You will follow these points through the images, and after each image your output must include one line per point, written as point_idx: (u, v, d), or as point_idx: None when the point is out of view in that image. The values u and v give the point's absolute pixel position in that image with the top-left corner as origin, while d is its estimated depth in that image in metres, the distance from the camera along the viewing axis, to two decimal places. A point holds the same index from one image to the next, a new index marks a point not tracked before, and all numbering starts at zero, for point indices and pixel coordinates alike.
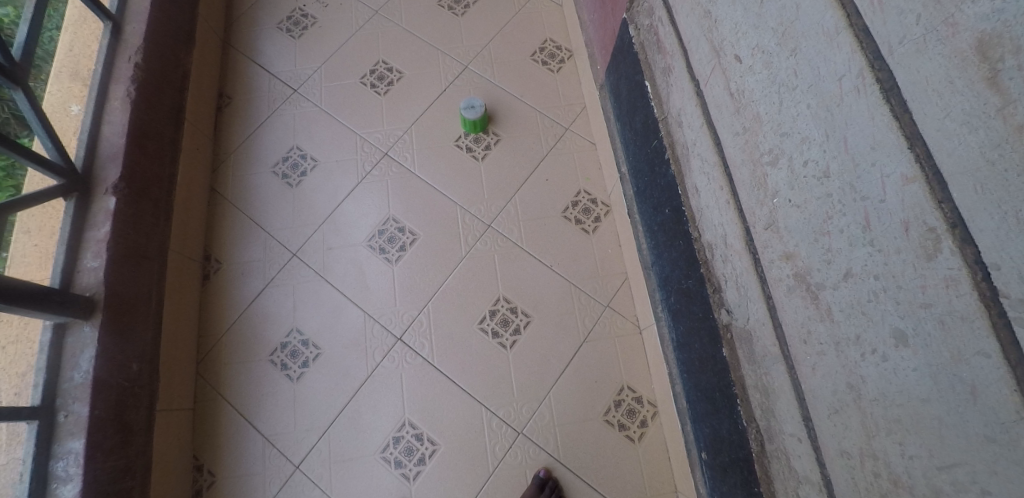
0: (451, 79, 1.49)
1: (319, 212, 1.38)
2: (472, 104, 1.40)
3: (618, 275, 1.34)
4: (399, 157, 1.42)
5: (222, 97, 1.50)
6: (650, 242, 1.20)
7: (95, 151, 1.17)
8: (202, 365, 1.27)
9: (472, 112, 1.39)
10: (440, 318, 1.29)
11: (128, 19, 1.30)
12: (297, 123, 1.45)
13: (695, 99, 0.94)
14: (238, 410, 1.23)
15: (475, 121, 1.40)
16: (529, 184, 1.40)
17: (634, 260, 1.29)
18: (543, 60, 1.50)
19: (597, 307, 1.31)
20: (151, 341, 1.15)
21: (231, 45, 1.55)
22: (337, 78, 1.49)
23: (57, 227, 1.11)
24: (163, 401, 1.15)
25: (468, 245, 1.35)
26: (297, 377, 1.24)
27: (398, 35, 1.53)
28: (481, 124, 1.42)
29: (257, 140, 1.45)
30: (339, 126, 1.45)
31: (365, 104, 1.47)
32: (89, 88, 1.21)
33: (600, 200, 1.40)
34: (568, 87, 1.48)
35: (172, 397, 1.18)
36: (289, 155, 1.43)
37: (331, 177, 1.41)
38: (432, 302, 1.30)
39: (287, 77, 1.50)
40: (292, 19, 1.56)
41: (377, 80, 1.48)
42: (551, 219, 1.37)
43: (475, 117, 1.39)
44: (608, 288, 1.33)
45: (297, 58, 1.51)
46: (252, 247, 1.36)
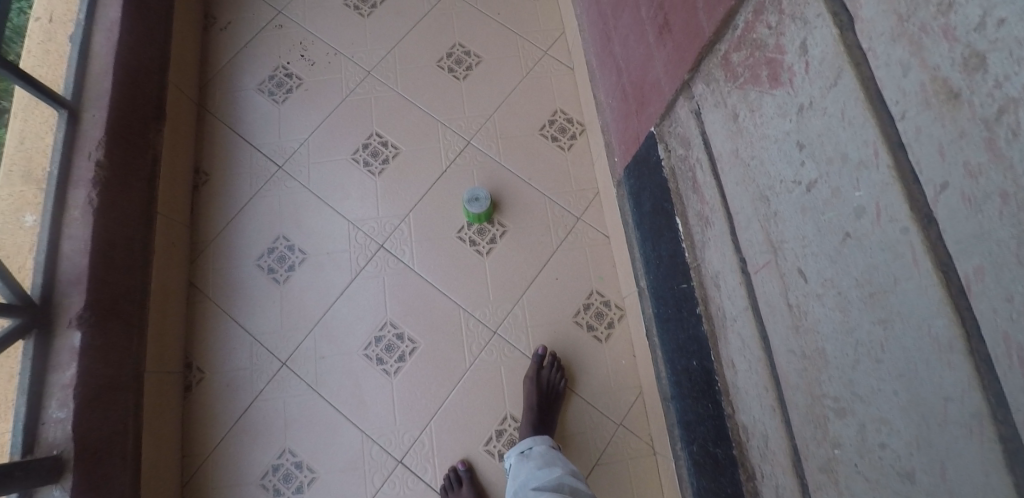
0: (452, 157, 1.35)
1: (309, 315, 1.27)
2: (475, 198, 1.28)
3: (633, 389, 1.25)
4: (395, 251, 1.30)
5: (199, 174, 1.37)
6: (670, 375, 1.10)
7: (55, 274, 1.04)
8: (187, 490, 1.20)
9: (476, 206, 1.28)
10: (444, 438, 1.20)
11: (86, 105, 1.13)
12: (282, 209, 1.33)
13: (741, 278, 0.80)
14: None
15: (480, 214, 1.28)
16: (537, 284, 1.30)
17: (650, 379, 1.20)
18: (553, 135, 1.36)
19: (611, 426, 1.23)
20: (130, 483, 1.07)
21: (207, 110, 1.41)
22: (328, 153, 1.36)
23: (17, 369, 0.99)
24: None
25: (473, 354, 1.25)
26: None
27: (392, 103, 1.38)
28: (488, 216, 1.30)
29: (239, 227, 1.33)
30: (329, 212, 1.32)
31: (358, 185, 1.34)
32: (43, 194, 1.06)
33: (613, 303, 1.29)
34: (580, 169, 1.35)
35: None
36: (275, 246, 1.31)
37: (321, 273, 1.29)
38: (434, 421, 1.22)
39: (271, 150, 1.37)
40: (275, 79, 1.41)
41: (371, 156, 1.35)
42: (561, 326, 1.28)
43: (480, 211, 1.28)
44: (621, 403, 1.24)
45: (281, 128, 1.38)
46: (237, 353, 1.27)
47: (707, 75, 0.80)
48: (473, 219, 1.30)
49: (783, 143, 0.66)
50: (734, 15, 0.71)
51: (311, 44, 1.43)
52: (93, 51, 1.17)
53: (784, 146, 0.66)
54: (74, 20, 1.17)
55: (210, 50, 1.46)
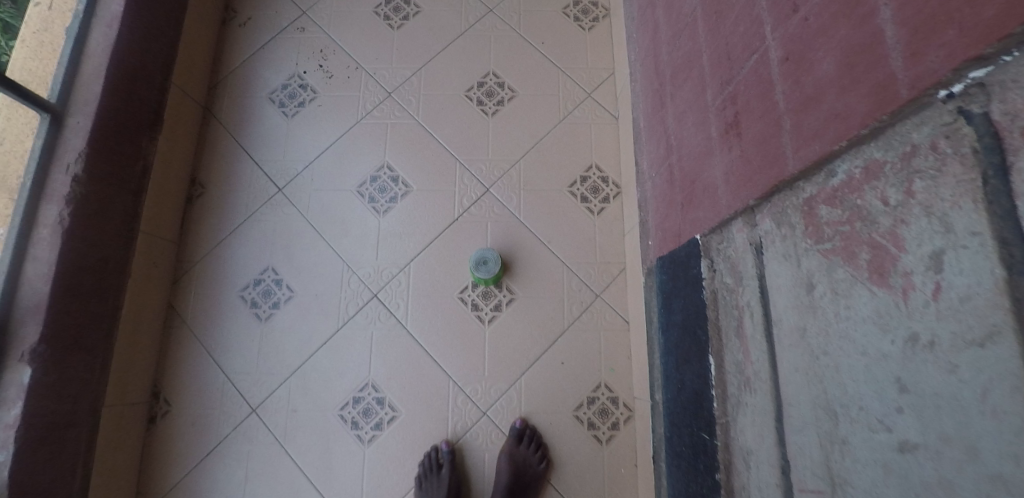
0: (466, 205, 1.21)
1: (288, 361, 1.16)
2: (484, 263, 1.14)
3: None
4: (388, 303, 1.17)
5: (194, 186, 1.27)
6: None
7: (14, 298, 0.94)
8: None
9: (484, 272, 1.14)
10: None
11: (74, 111, 1.03)
12: (276, 237, 1.22)
13: (779, 487, 0.60)
14: None
15: (488, 278, 1.14)
16: (540, 365, 1.13)
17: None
18: (582, 195, 1.20)
19: None
20: None
21: (213, 114, 1.32)
22: (331, 181, 1.24)
23: None
24: None
25: (456, 434, 1.11)
26: None
27: (410, 133, 1.26)
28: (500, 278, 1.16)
29: (229, 250, 1.23)
30: (325, 249, 1.20)
31: (359, 222, 1.21)
32: (14, 207, 0.96)
33: (621, 400, 1.12)
34: (607, 239, 1.18)
35: None
36: (263, 278, 1.20)
37: (306, 315, 1.17)
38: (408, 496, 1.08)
39: (273, 170, 1.27)
40: (288, 90, 1.32)
41: (378, 191, 1.23)
42: (559, 419, 1.11)
43: (490, 276, 1.14)
44: None
45: (287, 145, 1.28)
46: (208, 390, 1.16)
47: (780, 212, 0.60)
48: (481, 282, 1.16)
49: (871, 360, 0.46)
50: (834, 157, 0.50)
51: (331, 55, 1.33)
52: (88, 49, 1.06)
53: (871, 366, 0.46)
54: (73, 10, 1.07)
55: (225, 48, 1.36)
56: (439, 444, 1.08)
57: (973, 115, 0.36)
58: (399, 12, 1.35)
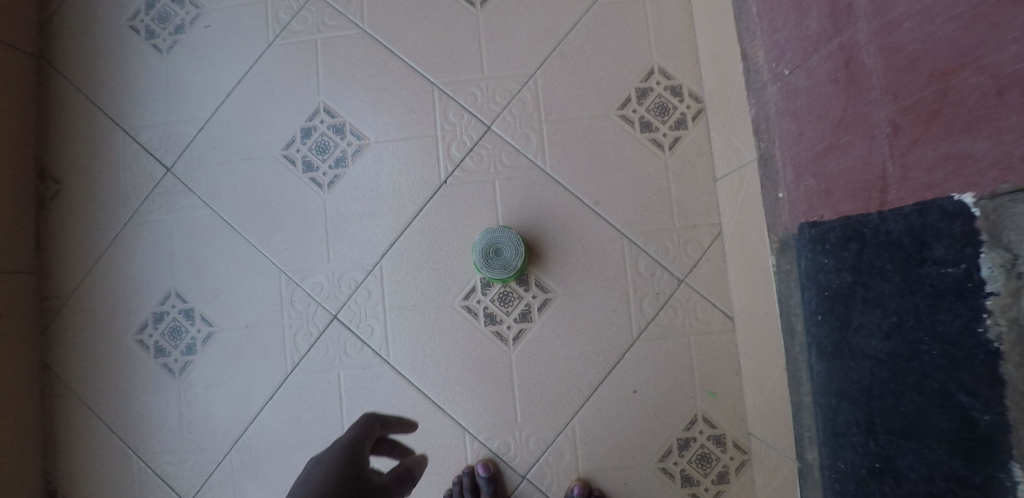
0: (458, 158, 0.75)
1: (225, 430, 0.77)
2: (498, 262, 0.70)
3: None
4: (355, 327, 0.75)
5: (44, 180, 0.83)
6: None
7: None
8: None
9: (497, 272, 0.71)
10: None
11: None
12: (175, 244, 0.80)
13: None
14: None
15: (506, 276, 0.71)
16: (601, 399, 0.73)
17: None
18: (642, 120, 0.74)
19: None
20: None
21: (52, 65, 0.85)
22: (244, 144, 0.79)
23: None
24: None
25: None
26: None
27: (355, 51, 0.79)
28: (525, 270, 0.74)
29: (111, 272, 0.81)
30: (249, 256, 0.77)
31: (295, 207, 0.77)
32: None
33: (730, 439, 0.73)
34: (689, 189, 0.73)
35: None
36: (165, 310, 0.79)
37: (237, 360, 0.77)
38: None
39: (155, 139, 0.82)
40: (158, 8, 0.84)
41: (317, 152, 0.77)
42: (638, 477, 0.72)
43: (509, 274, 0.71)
44: None
45: (169, 97, 0.82)
46: (121, 481, 0.79)
47: None
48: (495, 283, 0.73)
49: None
50: None
51: None
52: None
53: None
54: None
55: None
56: (476, 466, 0.72)
57: None
58: None
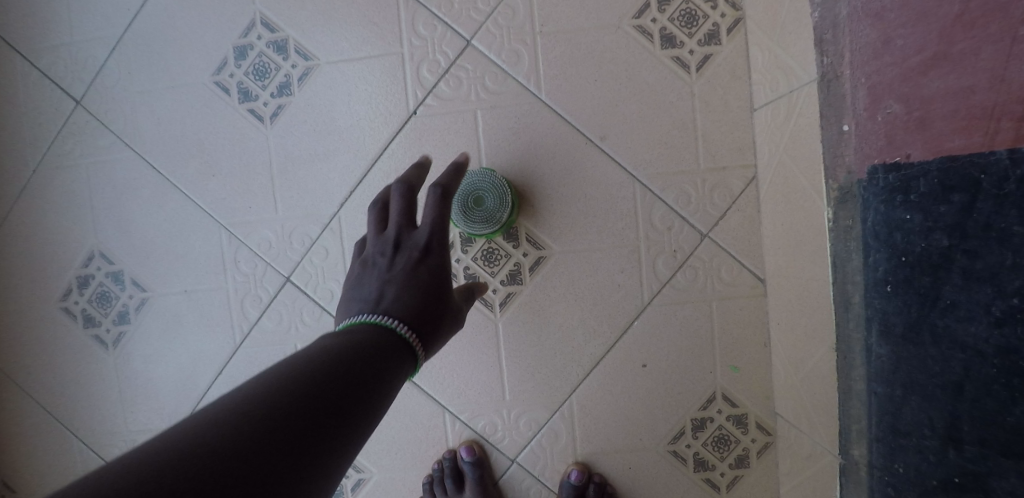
0: (430, 82, 0.60)
1: (170, 408, 0.67)
2: (472, 221, 0.58)
3: None
4: (311, 291, 0.63)
5: None
6: None
7: None
8: None
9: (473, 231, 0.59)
10: None
11: None
12: (95, 193, 0.66)
13: None
14: None
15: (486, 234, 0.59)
16: (603, 373, 0.62)
17: None
18: (662, 31, 0.59)
19: None
20: None
21: None
22: (166, 68, 0.64)
23: None
24: None
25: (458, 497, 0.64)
26: None
27: None
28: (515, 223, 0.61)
29: (23, 227, 0.68)
30: (182, 206, 0.64)
31: (233, 145, 0.63)
32: None
33: (753, 419, 0.62)
34: (718, 119, 0.59)
35: None
36: (89, 273, 0.67)
37: (177, 329, 0.65)
38: None
39: (60, 61, 0.66)
40: None
41: (256, 75, 0.62)
42: (644, 460, 0.63)
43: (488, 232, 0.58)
44: None
45: (70, 7, 0.66)
46: (54, 465, 0.69)
47: None
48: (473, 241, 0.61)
49: None
50: None
51: None
52: None
53: None
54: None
55: None
56: (459, 449, 0.62)
57: None
58: None
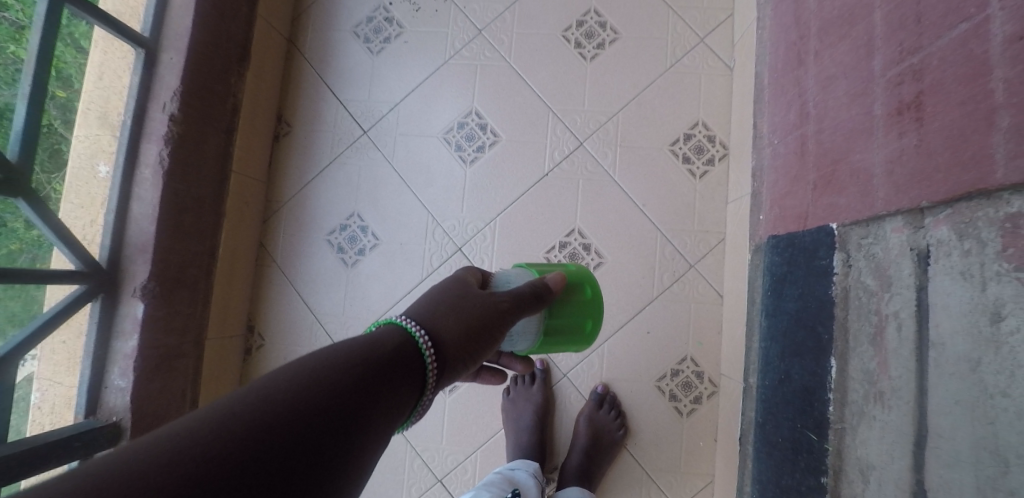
0: (558, 159, 1.14)
1: (373, 308, 1.19)
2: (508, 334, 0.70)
3: (703, 475, 1.08)
4: (472, 256, 1.15)
5: (281, 123, 1.27)
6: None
7: (123, 237, 1.02)
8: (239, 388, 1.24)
9: (519, 345, 0.73)
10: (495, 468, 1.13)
11: (166, 44, 1.03)
12: (361, 182, 1.22)
13: None
14: None
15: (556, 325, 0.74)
16: (624, 334, 1.11)
17: (728, 479, 1.03)
18: (685, 154, 1.11)
19: None
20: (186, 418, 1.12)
21: (297, 48, 1.29)
22: (417, 126, 1.21)
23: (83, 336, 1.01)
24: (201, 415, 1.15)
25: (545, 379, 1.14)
26: None
27: (501, 77, 1.18)
28: (593, 308, 0.77)
29: (315, 192, 1.24)
30: (409, 198, 1.19)
31: (445, 173, 1.18)
32: (118, 144, 1.01)
33: (707, 375, 1.09)
34: (709, 206, 1.10)
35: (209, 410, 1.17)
36: (348, 224, 1.22)
37: (390, 263, 1.19)
38: (488, 444, 1.15)
39: (358, 111, 1.24)
40: (373, 23, 1.26)
41: (465, 140, 1.18)
42: (640, 388, 1.11)
43: (540, 328, 0.73)
44: (685, 488, 1.09)
45: (372, 85, 1.24)
46: (297, 326, 1.23)
47: (966, 223, 0.51)
48: (556, 347, 0.78)
49: None
50: None
51: None
52: None
53: None
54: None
55: None
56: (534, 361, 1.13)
57: None
58: None
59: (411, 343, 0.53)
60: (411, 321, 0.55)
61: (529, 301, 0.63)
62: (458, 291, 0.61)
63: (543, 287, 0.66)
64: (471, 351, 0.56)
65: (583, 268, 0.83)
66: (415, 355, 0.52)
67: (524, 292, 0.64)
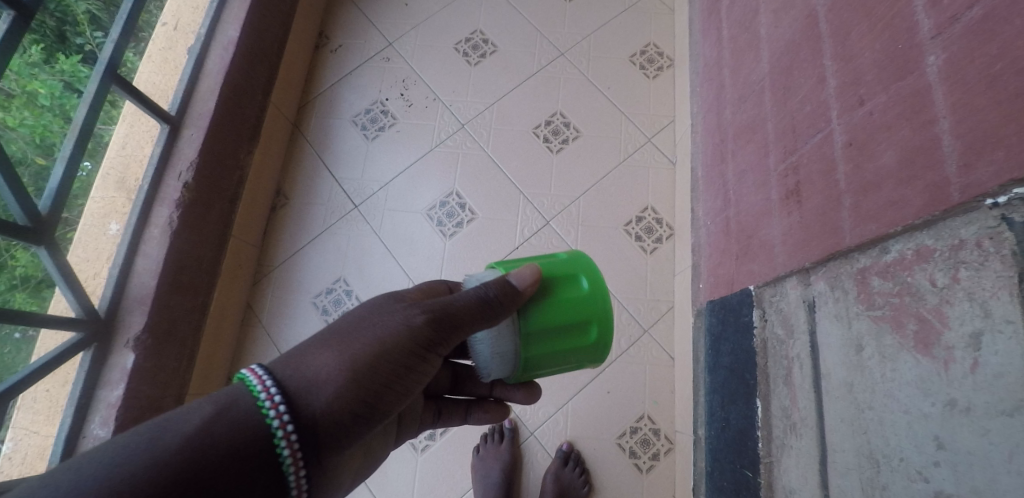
0: (528, 234, 1.30)
1: None
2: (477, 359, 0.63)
3: None
4: None
5: (279, 196, 1.41)
6: None
7: (124, 289, 1.07)
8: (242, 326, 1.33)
9: (504, 369, 0.64)
10: None
11: (188, 122, 1.19)
12: (349, 249, 1.35)
13: None
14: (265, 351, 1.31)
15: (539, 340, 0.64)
16: (586, 393, 1.21)
17: None
18: (637, 233, 1.29)
19: None
20: None
21: (300, 133, 1.47)
22: (403, 201, 1.37)
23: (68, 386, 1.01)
24: (210, 336, 1.24)
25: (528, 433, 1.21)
26: (421, 448, 1.22)
27: (479, 163, 1.37)
28: (586, 309, 0.65)
29: (305, 258, 1.36)
30: (392, 265, 1.32)
31: (426, 243, 1.32)
32: (132, 204, 1.11)
33: (663, 432, 1.18)
34: (659, 278, 1.26)
35: (219, 332, 1.26)
36: (334, 287, 1.33)
37: None
38: None
39: (351, 187, 1.40)
40: (370, 114, 1.45)
41: (446, 216, 1.34)
42: (602, 445, 1.18)
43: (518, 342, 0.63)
44: None
45: (365, 165, 1.41)
46: None
47: (835, 276, 0.67)
48: (559, 363, 0.67)
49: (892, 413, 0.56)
50: (889, 238, 0.58)
51: (412, 85, 1.46)
52: (206, 69, 1.23)
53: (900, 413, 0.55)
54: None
55: (316, 72, 1.52)
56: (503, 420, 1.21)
57: (1014, 222, 0.45)
58: (477, 49, 1.48)
59: (266, 417, 0.50)
60: (268, 384, 0.51)
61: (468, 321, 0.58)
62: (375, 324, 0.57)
63: (494, 297, 0.59)
64: (348, 422, 0.54)
65: (576, 258, 0.69)
66: (262, 436, 0.49)
67: (462, 304, 0.58)
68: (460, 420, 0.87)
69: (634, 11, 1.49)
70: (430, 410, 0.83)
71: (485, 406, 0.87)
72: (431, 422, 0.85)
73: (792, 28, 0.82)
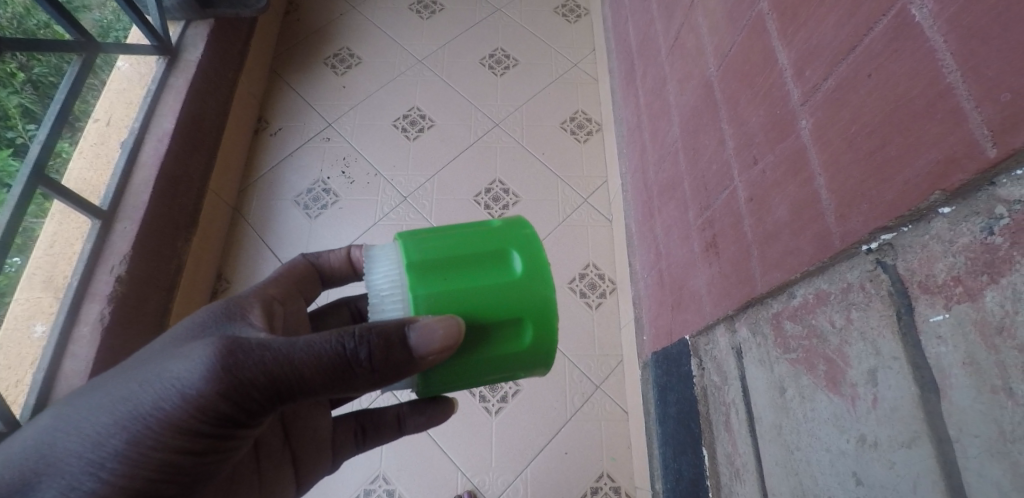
0: None
1: None
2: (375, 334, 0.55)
3: None
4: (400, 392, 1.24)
5: (219, 280, 1.39)
6: None
7: (48, 395, 1.00)
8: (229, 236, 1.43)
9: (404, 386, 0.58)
10: None
11: (122, 214, 1.17)
12: None
13: None
14: (251, 254, 1.41)
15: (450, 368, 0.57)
16: (544, 455, 1.18)
17: None
18: (581, 290, 1.32)
19: None
20: None
21: (241, 216, 1.46)
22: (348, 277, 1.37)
23: None
24: (195, 249, 1.32)
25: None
26: None
27: None
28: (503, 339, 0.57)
29: None
30: None
31: None
32: (60, 302, 1.06)
33: (624, 490, 1.16)
34: (606, 332, 1.28)
35: (206, 240, 1.36)
36: None
37: None
38: None
39: None
40: (313, 193, 1.47)
41: None
42: None
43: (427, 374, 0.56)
44: None
45: (308, 243, 1.41)
46: None
47: (754, 322, 0.71)
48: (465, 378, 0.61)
49: (815, 452, 0.59)
50: (792, 283, 0.64)
51: (353, 162, 1.50)
52: (140, 161, 1.22)
53: (823, 452, 0.57)
54: (70, 65, 1.15)
55: (256, 155, 1.54)
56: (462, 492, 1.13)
57: (887, 265, 0.49)
58: (416, 125, 1.54)
59: None
60: None
61: (306, 386, 0.47)
62: (163, 386, 0.47)
63: (350, 354, 0.47)
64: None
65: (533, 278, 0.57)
66: None
67: (302, 367, 0.46)
68: (398, 433, 0.82)
69: (561, 82, 1.59)
70: (353, 428, 0.81)
71: (420, 408, 0.79)
72: (358, 446, 0.82)
73: (694, 96, 0.91)
